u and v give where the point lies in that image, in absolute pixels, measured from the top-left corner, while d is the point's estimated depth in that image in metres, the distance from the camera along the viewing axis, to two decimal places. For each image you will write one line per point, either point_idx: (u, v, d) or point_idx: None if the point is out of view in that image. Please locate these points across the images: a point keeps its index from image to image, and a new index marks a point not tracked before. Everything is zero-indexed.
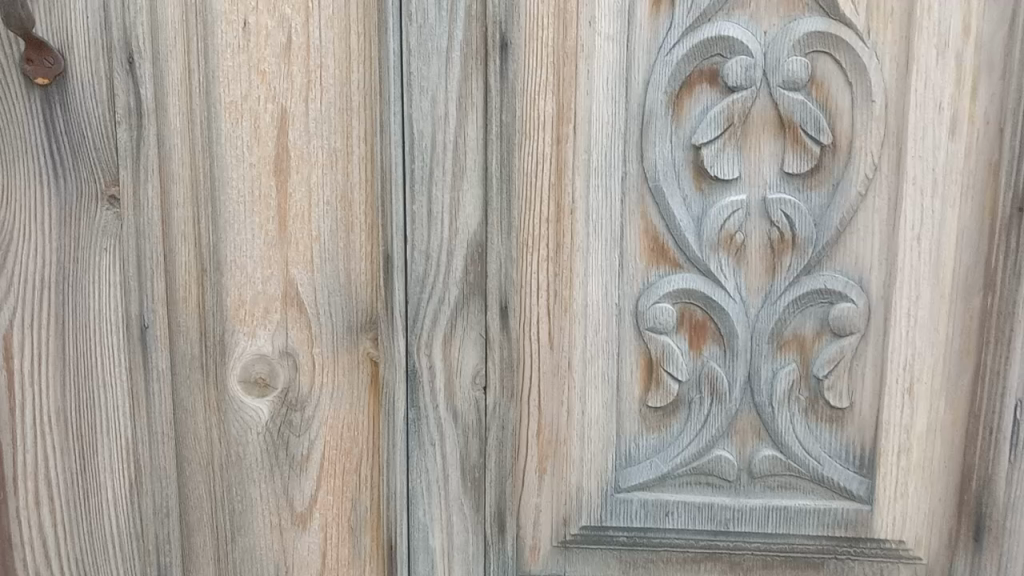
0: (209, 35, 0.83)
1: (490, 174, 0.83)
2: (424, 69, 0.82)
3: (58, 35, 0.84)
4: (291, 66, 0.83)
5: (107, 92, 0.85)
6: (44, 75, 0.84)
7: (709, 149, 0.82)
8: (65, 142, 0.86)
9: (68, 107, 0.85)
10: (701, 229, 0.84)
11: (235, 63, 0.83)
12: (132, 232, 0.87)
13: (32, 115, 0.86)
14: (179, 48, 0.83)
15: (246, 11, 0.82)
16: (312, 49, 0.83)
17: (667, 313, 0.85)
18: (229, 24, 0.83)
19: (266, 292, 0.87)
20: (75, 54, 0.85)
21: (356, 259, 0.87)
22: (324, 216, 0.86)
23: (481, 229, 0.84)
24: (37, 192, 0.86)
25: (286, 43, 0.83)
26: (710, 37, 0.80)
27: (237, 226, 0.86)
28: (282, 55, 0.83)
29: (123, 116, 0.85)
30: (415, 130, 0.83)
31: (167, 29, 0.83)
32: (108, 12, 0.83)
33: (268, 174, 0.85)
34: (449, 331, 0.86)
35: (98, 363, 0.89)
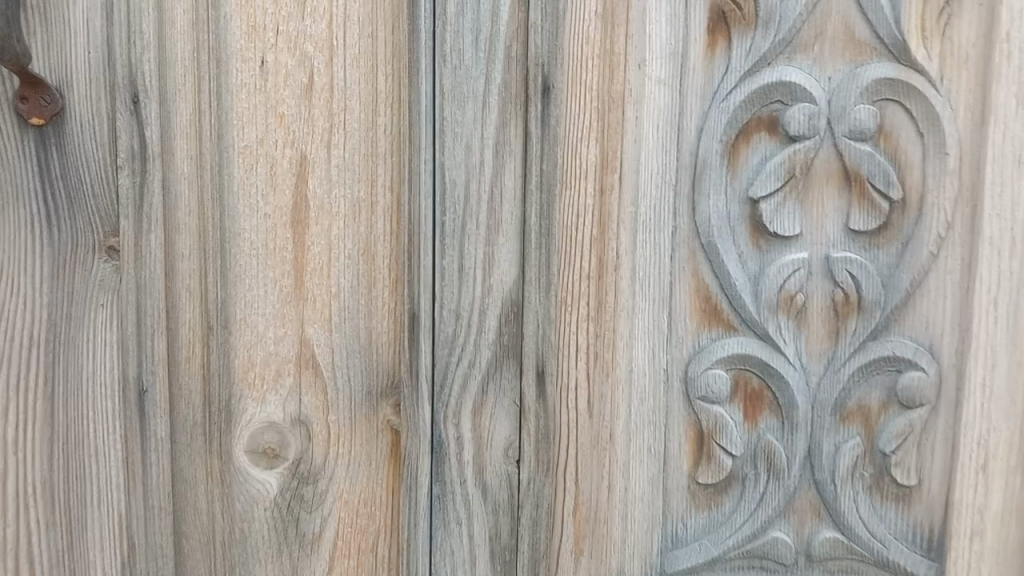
0: (223, 73, 0.76)
1: (528, 228, 0.76)
2: (458, 114, 0.75)
3: (56, 71, 0.77)
4: (312, 107, 0.76)
5: (110, 134, 0.78)
6: (39, 115, 0.77)
7: (767, 203, 0.75)
8: (61, 188, 0.78)
9: (65, 150, 0.78)
10: (758, 289, 0.76)
11: (251, 105, 0.76)
12: (132, 287, 0.79)
13: (25, 157, 0.78)
14: (191, 88, 0.77)
15: (264, 48, 0.76)
16: (335, 90, 0.76)
17: (721, 380, 0.77)
18: (245, 62, 0.76)
19: (279, 354, 0.79)
20: (74, 93, 0.77)
21: (378, 317, 0.79)
22: (344, 270, 0.79)
23: (517, 287, 0.77)
24: (27, 241, 0.78)
25: (307, 83, 0.76)
26: (771, 82, 0.74)
27: (249, 282, 0.79)
28: (301, 95, 0.76)
29: (125, 161, 0.77)
30: (447, 179, 0.76)
31: (178, 67, 0.76)
32: (112, 48, 0.77)
33: (285, 225, 0.78)
34: (479, 400, 0.78)
35: (91, 429, 0.80)
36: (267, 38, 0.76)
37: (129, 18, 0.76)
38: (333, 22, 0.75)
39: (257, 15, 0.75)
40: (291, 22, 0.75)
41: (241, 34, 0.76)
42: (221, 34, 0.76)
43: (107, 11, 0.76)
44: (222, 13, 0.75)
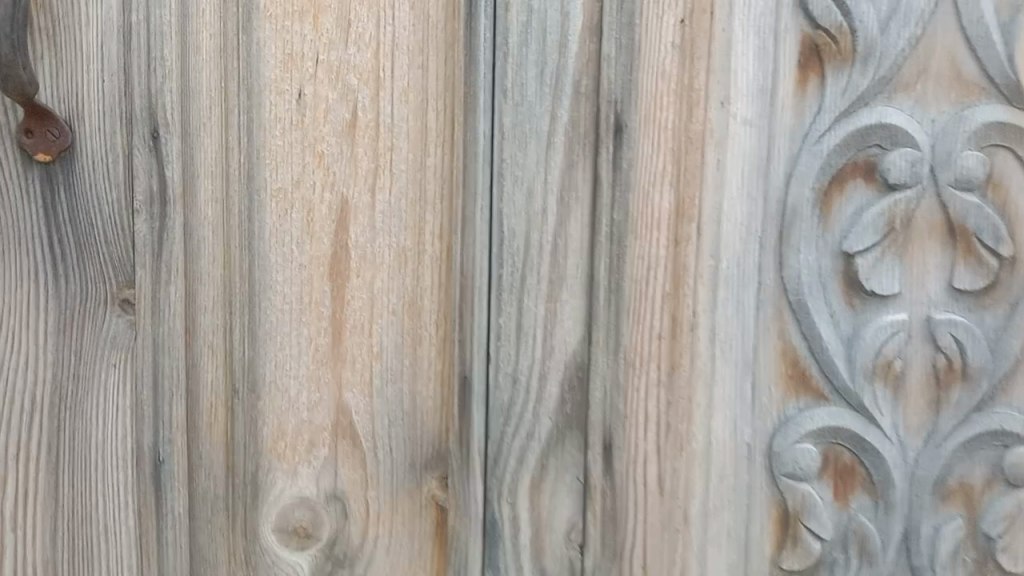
0: (254, 106, 0.67)
1: (596, 284, 0.68)
2: (520, 155, 0.67)
3: (65, 101, 0.68)
4: (355, 146, 0.68)
5: (125, 173, 0.69)
6: (46, 150, 0.68)
7: (864, 257, 0.68)
8: (69, 234, 0.69)
9: (74, 190, 0.69)
10: (852, 353, 0.68)
11: (286, 143, 0.68)
12: (148, 346, 0.70)
13: (29, 198, 0.69)
14: (217, 123, 0.68)
15: (302, 79, 0.67)
16: (381, 127, 0.68)
17: (810, 454, 0.69)
18: (279, 94, 0.67)
19: (313, 421, 0.71)
20: (86, 126, 0.68)
21: (424, 380, 0.71)
22: (387, 328, 0.70)
23: (582, 349, 0.69)
24: (31, 294, 0.70)
25: (349, 118, 0.67)
26: (869, 124, 0.67)
27: (280, 340, 0.70)
28: (342, 133, 0.68)
29: (143, 204, 0.69)
30: (505, 228, 0.68)
31: (203, 99, 0.68)
32: (129, 77, 0.68)
33: (321, 277, 0.69)
34: (538, 474, 0.70)
35: (99, 504, 0.72)
36: (305, 68, 0.67)
37: (148, 43, 0.67)
38: (380, 51, 0.67)
39: (293, 42, 0.67)
40: (333, 50, 0.67)
41: (275, 63, 0.67)
42: (253, 62, 0.67)
43: (123, 35, 0.68)
44: (253, 39, 0.67)
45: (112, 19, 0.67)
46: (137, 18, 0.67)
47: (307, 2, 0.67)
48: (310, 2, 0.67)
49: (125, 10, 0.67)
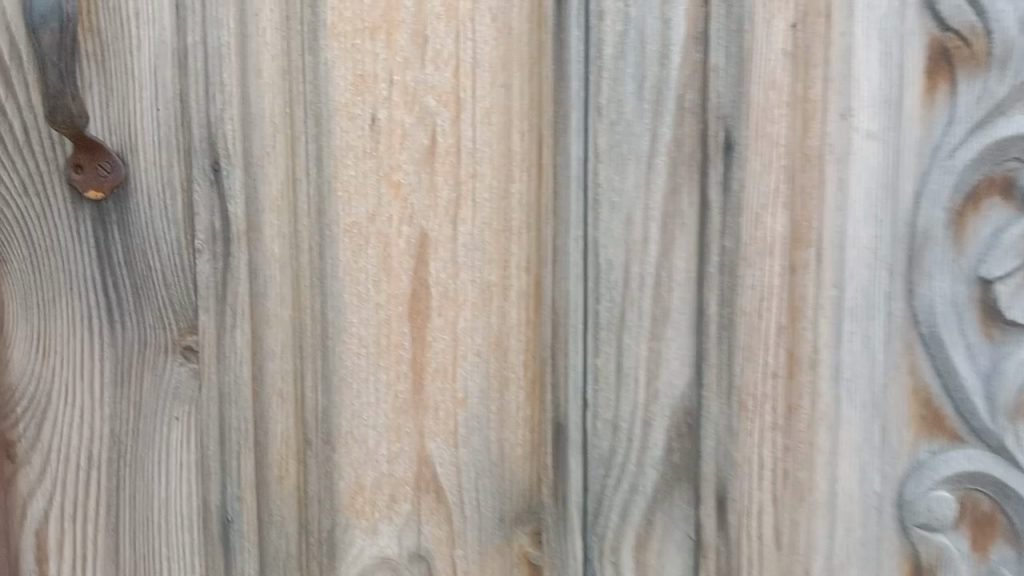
0: (324, 134, 0.61)
1: (704, 321, 0.61)
2: (616, 179, 0.60)
3: (117, 133, 0.62)
4: (434, 174, 0.62)
5: (185, 209, 0.63)
6: (97, 187, 0.62)
7: (1007, 284, 0.57)
8: (124, 277, 0.63)
9: (129, 229, 0.63)
10: (994, 395, 0.58)
11: (360, 173, 0.62)
12: (213, 397, 0.65)
13: (81, 239, 0.63)
14: (283, 152, 0.62)
15: (375, 102, 0.61)
16: (462, 152, 0.61)
17: (946, 505, 0.59)
18: (350, 119, 0.61)
19: (393, 474, 0.65)
20: (140, 159, 0.62)
21: (513, 427, 0.65)
22: (472, 372, 0.64)
23: (690, 393, 0.62)
24: (85, 342, 0.64)
25: (428, 144, 0.61)
26: (1009, 136, 0.56)
27: (356, 387, 0.64)
28: (421, 159, 0.61)
29: (205, 242, 0.63)
30: (602, 260, 0.61)
31: (266, 126, 0.62)
32: (186, 105, 0.62)
33: (400, 317, 0.64)
34: (643, 529, 0.64)
35: (164, 568, 0.66)
36: (379, 90, 0.61)
37: (206, 66, 0.61)
38: (460, 69, 0.61)
39: (365, 62, 0.61)
40: (409, 70, 0.61)
41: (346, 85, 0.61)
42: (321, 85, 0.61)
43: (178, 58, 0.61)
44: (321, 59, 0.61)
45: (166, 42, 0.61)
46: (194, 39, 0.61)
47: (379, 17, 0.60)
48: (383, 16, 0.60)
49: (181, 31, 0.61)
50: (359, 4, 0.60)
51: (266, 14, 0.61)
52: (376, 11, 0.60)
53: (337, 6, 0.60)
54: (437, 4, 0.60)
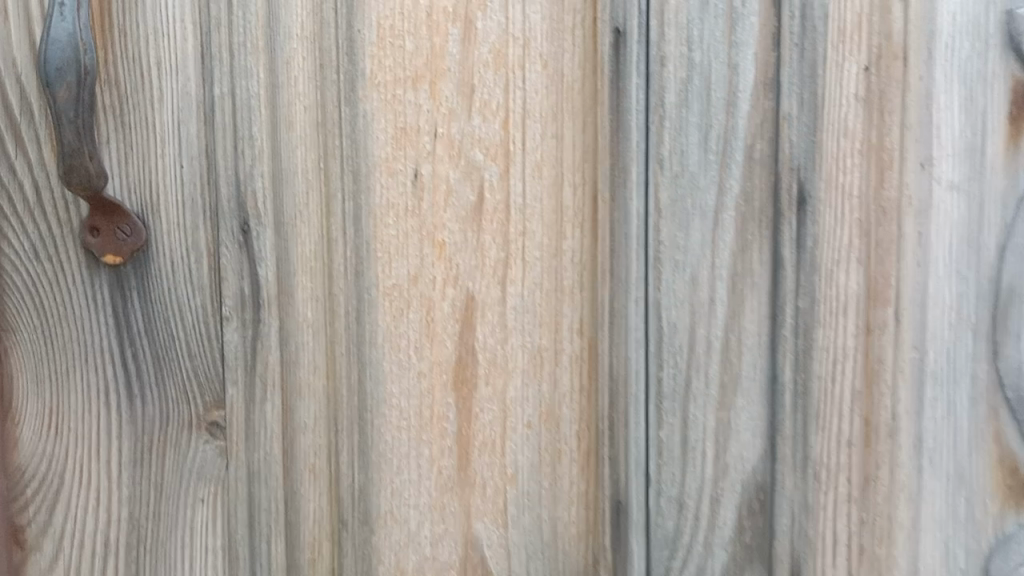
0: (362, 191, 0.57)
1: (778, 390, 0.55)
2: (681, 236, 0.55)
3: (137, 192, 0.57)
4: (481, 233, 0.57)
5: (211, 273, 0.58)
6: (115, 252, 0.57)
7: None
8: (144, 347, 0.59)
9: (149, 296, 0.58)
10: None
11: (401, 232, 0.57)
12: (241, 476, 0.60)
13: (97, 306, 0.58)
14: (316, 210, 0.58)
15: (418, 157, 0.57)
16: (512, 208, 0.57)
17: None
18: (391, 175, 0.57)
19: (435, 554, 0.60)
20: (162, 220, 0.58)
21: (566, 504, 0.59)
22: (522, 445, 0.59)
23: (762, 468, 0.57)
24: (101, 418, 0.59)
25: (475, 201, 0.57)
26: None
27: (396, 462, 0.59)
28: (467, 217, 0.57)
29: (233, 309, 0.58)
30: (664, 323, 0.56)
31: (299, 183, 0.57)
32: (213, 162, 0.57)
33: (444, 386, 0.58)
34: None
35: None
36: (421, 144, 0.57)
37: (234, 120, 0.57)
38: (508, 120, 0.56)
39: (406, 114, 0.56)
40: (453, 122, 0.56)
41: (387, 138, 0.57)
42: (359, 140, 0.57)
43: (203, 111, 0.57)
44: (359, 111, 0.57)
45: (191, 94, 0.57)
46: (221, 91, 0.57)
47: (421, 66, 0.56)
48: (425, 65, 0.56)
49: (207, 83, 0.57)
50: (400, 52, 0.56)
51: (298, 64, 0.57)
52: (418, 60, 0.56)
53: (376, 55, 0.56)
54: (485, 52, 0.56)
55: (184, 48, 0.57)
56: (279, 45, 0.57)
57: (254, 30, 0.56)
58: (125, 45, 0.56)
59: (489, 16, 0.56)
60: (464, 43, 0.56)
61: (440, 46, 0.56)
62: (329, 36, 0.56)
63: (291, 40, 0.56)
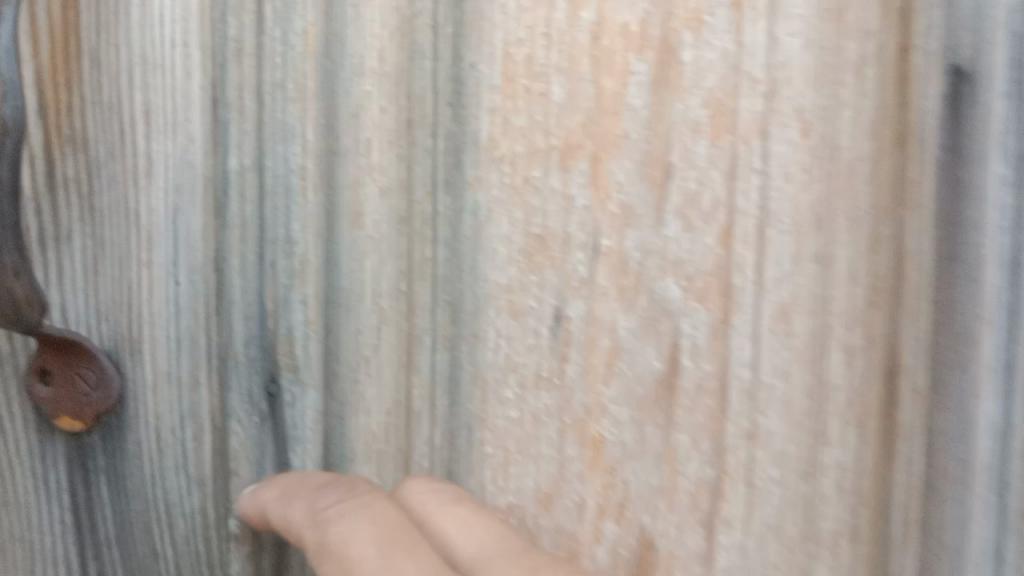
0: (464, 340, 0.34)
1: None
2: None
3: (109, 320, 0.36)
4: (671, 430, 0.31)
5: (215, 459, 0.36)
6: (73, 414, 0.36)
7: None
8: (111, 566, 0.37)
9: (124, 487, 0.36)
10: None
11: (527, 415, 0.33)
12: None
13: (47, 495, 0.37)
14: (391, 362, 0.35)
15: (562, 285, 0.32)
16: (728, 391, 0.31)
17: None
18: (516, 316, 0.33)
19: (309, 485, 0.34)
20: (145, 367, 0.36)
21: None
22: None
23: None
24: None
25: (664, 371, 0.31)
26: None
27: None
28: (645, 400, 0.31)
29: (244, 526, 0.36)
30: None
31: (366, 316, 0.35)
32: (226, 277, 0.35)
33: None
34: None
35: None
36: (569, 264, 0.32)
37: (261, 213, 0.35)
38: (731, 229, 0.30)
39: (545, 212, 0.32)
40: (627, 230, 0.31)
41: (513, 252, 0.33)
42: (464, 253, 0.33)
43: (212, 195, 0.35)
44: (466, 203, 0.33)
45: (193, 165, 0.35)
46: (241, 162, 0.35)
47: (577, 128, 0.32)
48: (585, 127, 0.32)
49: (219, 146, 0.35)
50: (540, 102, 0.32)
51: (373, 118, 0.34)
52: (571, 116, 0.32)
53: (499, 108, 0.32)
54: (696, 105, 0.30)
55: (186, 88, 0.34)
56: (342, 87, 0.34)
57: (301, 61, 0.34)
58: (98, 82, 0.35)
59: (704, 40, 0.30)
60: (656, 88, 0.31)
61: (612, 93, 0.31)
62: (422, 73, 0.33)
63: (362, 78, 0.34)
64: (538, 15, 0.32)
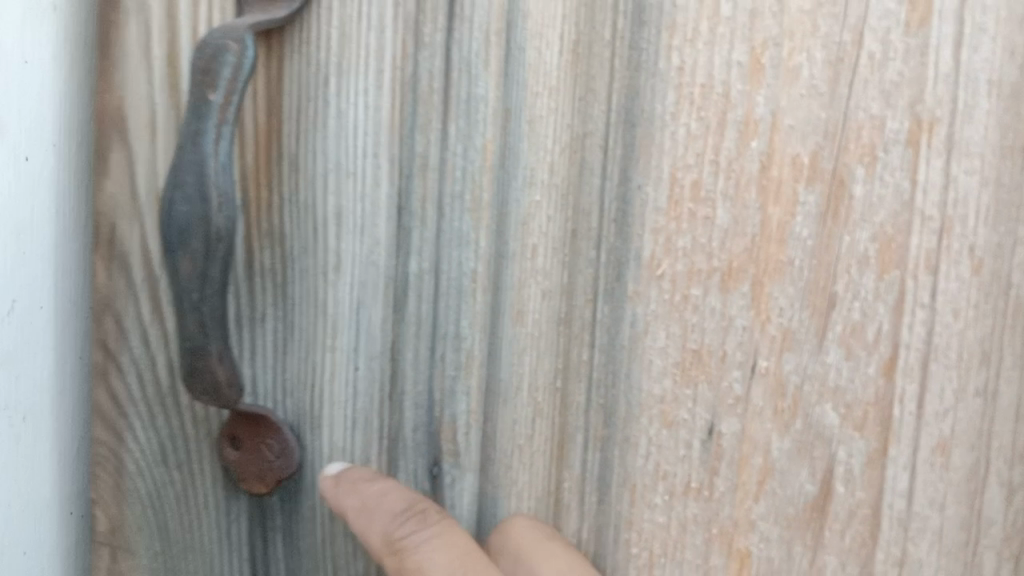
0: (616, 443, 0.35)
1: None
2: None
3: (295, 396, 0.40)
4: (819, 552, 0.32)
5: None
6: (259, 477, 0.40)
7: None
8: None
9: (298, 546, 0.40)
10: None
11: (674, 521, 0.34)
12: None
13: (230, 546, 0.41)
14: (546, 453, 0.37)
15: (717, 402, 0.33)
16: (881, 518, 0.31)
17: None
18: (668, 427, 0.34)
19: (386, 503, 0.37)
20: (323, 440, 0.40)
21: None
22: None
23: None
24: None
25: (817, 494, 0.32)
26: None
27: None
28: (795, 519, 0.32)
29: None
30: None
31: (523, 408, 0.37)
32: (400, 366, 0.38)
33: None
34: None
35: None
36: (726, 380, 0.33)
37: (435, 311, 0.38)
38: (894, 362, 0.31)
39: (704, 329, 0.33)
40: (786, 352, 0.32)
41: (668, 364, 0.34)
42: (622, 361, 0.35)
43: (393, 291, 0.38)
44: (626, 316, 0.35)
45: (377, 264, 0.38)
46: (420, 265, 0.38)
47: (741, 252, 0.33)
48: (749, 250, 0.33)
49: (401, 250, 0.38)
50: (704, 225, 0.33)
51: (541, 225, 0.36)
52: (734, 241, 0.33)
53: (662, 228, 0.34)
54: (864, 238, 0.31)
55: (375, 194, 0.38)
56: (514, 196, 0.37)
57: (478, 173, 0.37)
58: (297, 184, 0.39)
59: (877, 176, 0.31)
60: (824, 219, 0.31)
61: (778, 221, 0.32)
62: (592, 189, 0.35)
63: (533, 189, 0.36)
64: (708, 141, 0.33)
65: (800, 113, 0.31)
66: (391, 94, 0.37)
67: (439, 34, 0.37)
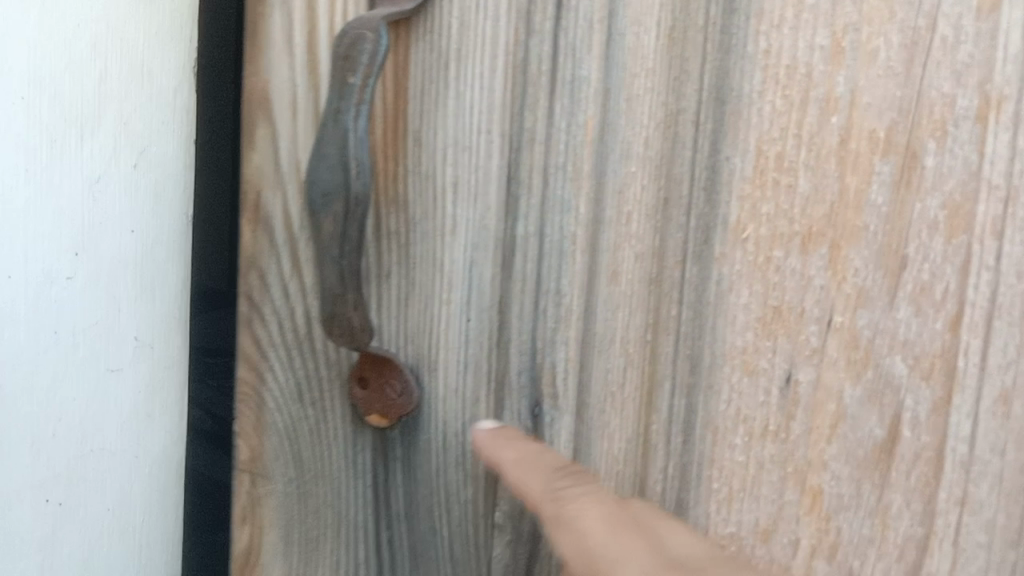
0: (700, 389, 0.39)
1: None
2: None
3: (414, 343, 0.45)
4: (886, 490, 0.35)
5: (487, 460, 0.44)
6: (382, 412, 0.46)
7: None
8: (401, 534, 0.46)
9: (415, 473, 0.46)
10: None
11: (752, 460, 0.38)
12: None
13: (357, 472, 0.47)
14: (636, 397, 0.41)
15: (794, 353, 0.37)
16: (944, 461, 0.35)
17: None
18: (748, 375, 0.38)
19: (542, 460, 0.42)
20: (438, 382, 0.45)
21: None
22: None
23: None
24: None
25: (885, 437, 0.35)
26: None
27: None
28: (864, 461, 0.36)
29: (507, 517, 0.44)
30: None
31: (616, 357, 0.42)
32: (506, 318, 0.43)
33: None
34: None
35: None
36: (803, 334, 0.37)
37: (539, 270, 0.43)
38: (960, 318, 0.34)
39: (784, 287, 0.37)
40: (860, 309, 0.36)
41: (749, 319, 0.38)
42: (708, 316, 0.39)
43: (501, 252, 0.43)
44: (712, 275, 0.39)
45: (488, 228, 0.43)
46: (526, 229, 0.43)
47: (820, 217, 0.36)
48: (827, 216, 0.36)
49: (510, 214, 0.43)
50: (786, 193, 0.37)
51: (637, 193, 0.41)
52: (814, 207, 0.36)
53: (748, 196, 0.38)
54: (934, 205, 0.34)
55: (487, 166, 0.43)
56: (613, 167, 0.41)
57: (580, 147, 0.41)
58: (419, 158, 0.44)
59: (947, 148, 0.34)
60: (897, 188, 0.35)
61: (855, 189, 0.35)
62: (683, 162, 0.39)
63: (631, 161, 0.40)
64: (792, 117, 0.37)
65: (878, 91, 0.35)
66: (504, 76, 0.42)
67: (548, 22, 0.41)
